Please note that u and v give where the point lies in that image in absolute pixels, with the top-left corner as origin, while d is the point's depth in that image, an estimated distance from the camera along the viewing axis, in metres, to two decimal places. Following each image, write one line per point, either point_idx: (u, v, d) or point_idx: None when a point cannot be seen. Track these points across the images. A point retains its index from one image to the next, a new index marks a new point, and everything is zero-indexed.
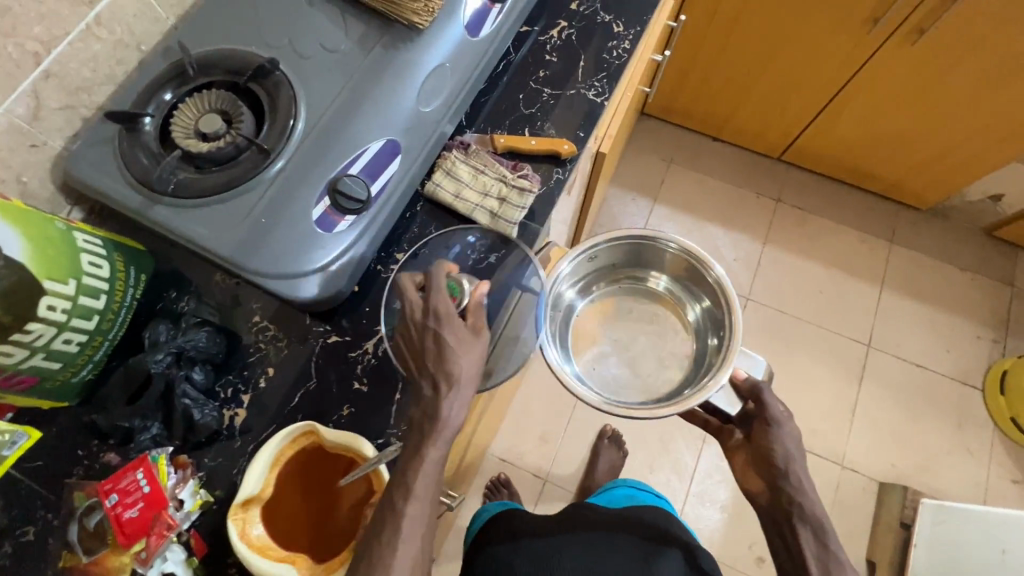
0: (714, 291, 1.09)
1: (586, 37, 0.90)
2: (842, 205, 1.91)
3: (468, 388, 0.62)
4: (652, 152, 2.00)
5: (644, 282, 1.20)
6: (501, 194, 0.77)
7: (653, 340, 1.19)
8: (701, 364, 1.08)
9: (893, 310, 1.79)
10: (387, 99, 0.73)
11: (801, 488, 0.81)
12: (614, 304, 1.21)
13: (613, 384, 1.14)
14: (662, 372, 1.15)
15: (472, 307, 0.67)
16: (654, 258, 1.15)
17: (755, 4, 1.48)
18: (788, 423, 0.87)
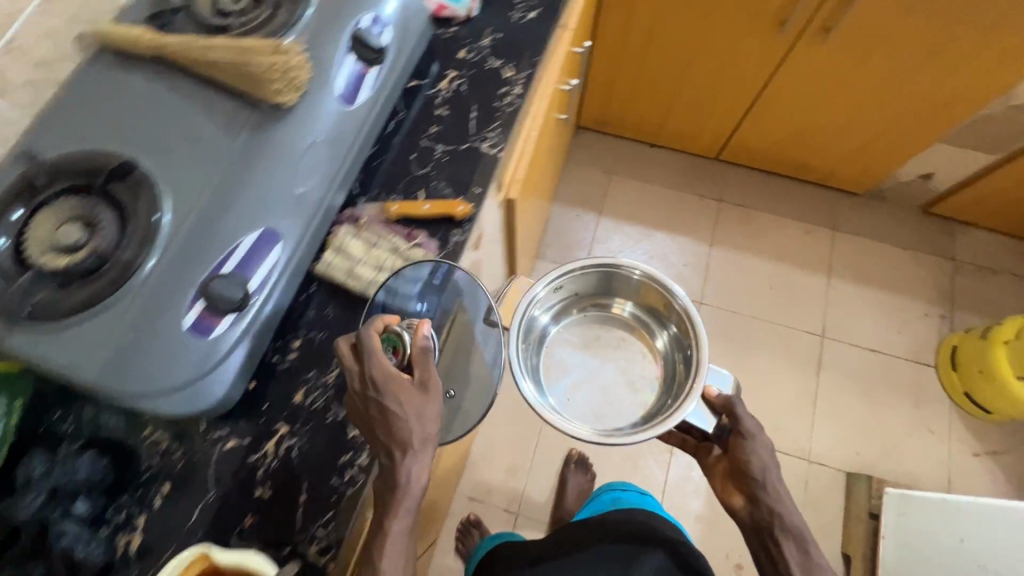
0: (679, 315, 1.06)
1: (476, 86, 0.88)
2: (783, 197, 1.93)
3: (425, 449, 0.63)
4: (592, 165, 1.99)
5: (610, 309, 1.19)
6: (394, 267, 0.74)
7: (624, 366, 1.18)
8: (672, 389, 1.06)
9: (842, 297, 1.81)
10: (261, 185, 0.69)
11: (779, 500, 0.83)
12: (582, 331, 1.20)
13: (586, 410, 1.14)
14: (632, 397, 1.15)
15: (417, 357, 0.65)
16: (617, 285, 1.13)
17: (666, 15, 1.47)
18: (762, 437, 0.87)
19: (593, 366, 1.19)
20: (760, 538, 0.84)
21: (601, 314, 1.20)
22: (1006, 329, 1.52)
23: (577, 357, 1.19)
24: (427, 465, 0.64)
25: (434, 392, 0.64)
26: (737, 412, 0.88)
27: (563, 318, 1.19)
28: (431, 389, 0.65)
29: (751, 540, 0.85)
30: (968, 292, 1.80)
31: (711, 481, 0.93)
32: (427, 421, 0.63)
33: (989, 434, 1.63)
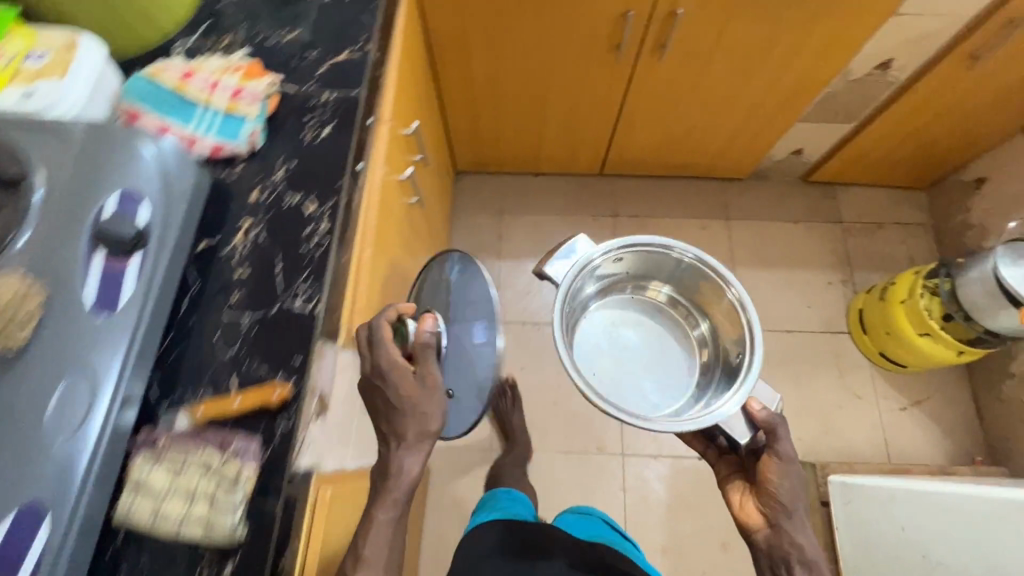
0: (727, 309, 1.07)
1: (277, 231, 0.77)
2: (675, 198, 1.93)
3: (420, 442, 0.68)
4: (481, 209, 1.92)
5: (649, 292, 1.22)
6: (207, 492, 0.62)
7: (660, 352, 1.22)
8: (713, 382, 1.10)
9: (751, 285, 1.82)
10: (3, 455, 0.56)
11: (799, 536, 0.82)
12: (623, 312, 1.23)
13: (622, 391, 1.17)
14: (662, 383, 1.19)
15: (418, 350, 0.72)
16: (659, 272, 1.16)
17: (504, 59, 1.40)
18: (796, 473, 0.85)
19: (626, 346, 1.22)
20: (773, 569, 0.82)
21: (637, 296, 1.23)
22: (904, 282, 1.55)
23: (618, 339, 1.22)
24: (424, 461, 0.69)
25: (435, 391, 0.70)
26: (774, 437, 0.87)
27: (607, 298, 1.22)
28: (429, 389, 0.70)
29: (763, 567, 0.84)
30: (862, 251, 1.86)
31: (729, 499, 0.93)
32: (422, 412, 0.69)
33: (910, 385, 1.68)
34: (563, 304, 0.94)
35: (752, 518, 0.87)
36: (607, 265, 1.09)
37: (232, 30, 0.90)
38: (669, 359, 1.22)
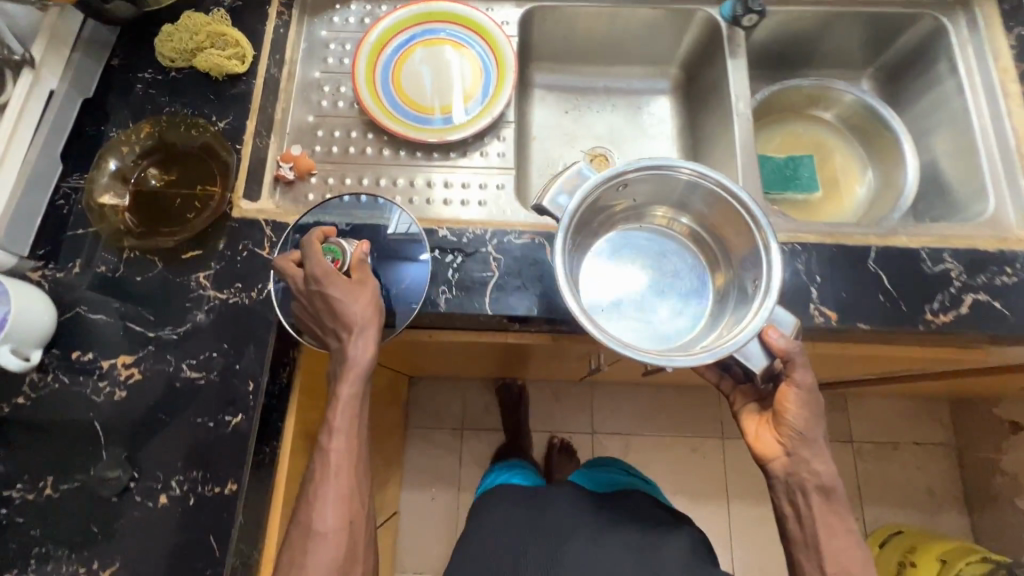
0: (746, 235, 0.76)
1: None
2: (662, 413, 1.66)
3: (370, 327, 0.66)
4: (438, 426, 1.64)
5: (652, 217, 0.88)
6: None
7: (671, 282, 0.85)
8: (735, 305, 0.78)
9: (749, 526, 1.58)
10: None
11: (818, 464, 0.71)
12: (623, 239, 0.88)
13: (627, 327, 0.81)
14: (678, 326, 0.82)
15: (357, 266, 0.69)
16: (661, 194, 0.83)
17: (443, 361, 1.08)
18: (820, 400, 0.70)
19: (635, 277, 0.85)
20: (791, 507, 0.72)
21: (642, 226, 0.88)
22: (927, 565, 1.36)
23: (621, 261, 0.86)
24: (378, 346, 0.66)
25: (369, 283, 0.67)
26: (791, 369, 0.68)
27: (608, 229, 0.87)
28: (370, 281, 0.68)
29: (782, 507, 0.73)
30: (873, 478, 1.62)
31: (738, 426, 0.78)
32: (356, 295, 0.66)
33: None
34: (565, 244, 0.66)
35: (767, 449, 0.73)
36: (609, 192, 0.78)
37: (17, 562, 0.63)
38: (687, 296, 0.85)
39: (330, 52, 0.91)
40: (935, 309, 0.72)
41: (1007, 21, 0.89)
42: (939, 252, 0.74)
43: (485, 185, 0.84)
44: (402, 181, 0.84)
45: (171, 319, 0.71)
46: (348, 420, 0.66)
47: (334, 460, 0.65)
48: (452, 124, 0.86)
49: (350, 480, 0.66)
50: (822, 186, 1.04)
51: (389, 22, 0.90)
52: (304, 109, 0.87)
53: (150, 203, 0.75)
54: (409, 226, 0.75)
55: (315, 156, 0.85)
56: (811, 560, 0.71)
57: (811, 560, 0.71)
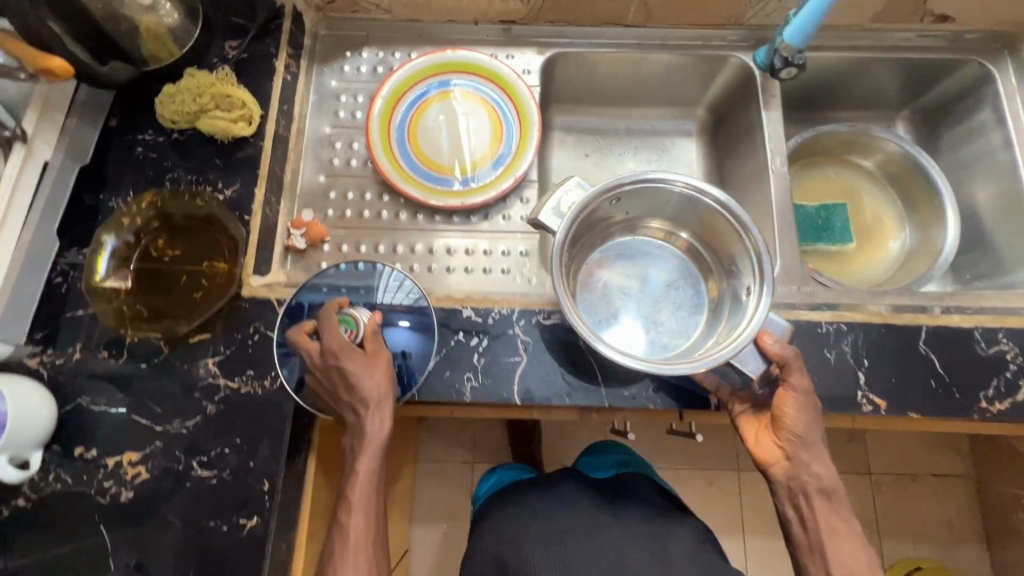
0: (733, 242, 0.80)
1: None
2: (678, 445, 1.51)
3: (385, 403, 0.62)
4: None
5: (648, 230, 0.91)
6: None
7: (666, 292, 0.89)
8: (728, 311, 0.81)
9: None
10: None
11: (818, 466, 0.67)
12: (619, 254, 0.91)
13: (624, 337, 0.85)
14: (676, 335, 0.86)
15: (371, 335, 0.66)
16: (657, 207, 0.86)
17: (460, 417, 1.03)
18: (817, 404, 0.67)
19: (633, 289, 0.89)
20: (792, 511, 0.68)
21: (639, 239, 0.91)
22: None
23: (619, 272, 0.90)
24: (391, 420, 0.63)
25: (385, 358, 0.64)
26: (789, 373, 0.65)
27: (604, 242, 0.91)
28: (383, 353, 0.65)
29: (783, 511, 0.69)
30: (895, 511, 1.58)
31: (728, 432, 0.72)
32: (370, 368, 0.62)
33: None
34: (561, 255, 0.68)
35: (767, 455, 0.68)
36: (602, 207, 0.81)
37: None
38: (684, 304, 0.88)
39: (340, 105, 0.86)
40: (990, 395, 0.68)
41: None
42: (993, 333, 0.70)
43: (507, 252, 0.80)
44: (420, 247, 0.80)
45: (179, 412, 0.66)
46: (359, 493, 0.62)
47: (353, 540, 0.61)
48: (473, 186, 0.81)
49: (369, 553, 0.61)
50: (856, 236, 1.00)
51: (404, 74, 0.85)
52: (315, 169, 0.82)
53: (155, 282, 0.70)
54: (415, 296, 0.71)
55: (327, 220, 0.80)
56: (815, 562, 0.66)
57: (814, 561, 0.67)
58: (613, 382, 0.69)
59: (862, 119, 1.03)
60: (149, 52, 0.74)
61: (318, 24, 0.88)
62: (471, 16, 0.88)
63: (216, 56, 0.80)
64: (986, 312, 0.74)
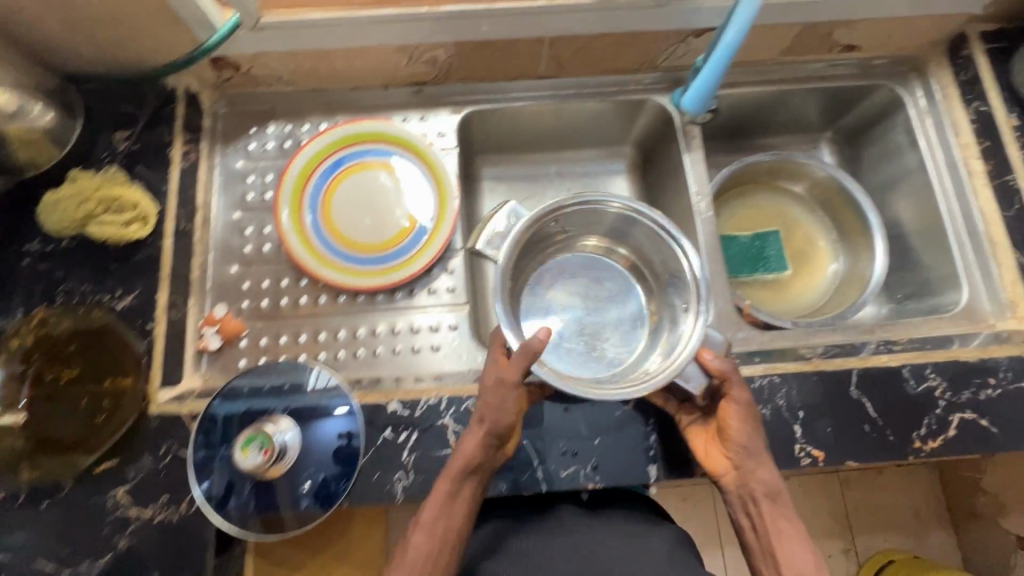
0: (671, 260, 0.78)
1: None
2: None
3: (479, 429, 0.62)
4: None
5: (585, 247, 0.89)
6: None
7: (609, 309, 0.88)
8: (667, 329, 0.80)
9: None
10: None
11: (764, 478, 0.62)
12: (564, 271, 0.89)
13: (569, 356, 0.83)
14: (617, 352, 0.84)
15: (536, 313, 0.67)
16: (593, 224, 0.85)
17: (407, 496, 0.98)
18: (759, 417, 0.63)
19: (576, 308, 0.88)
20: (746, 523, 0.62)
21: (578, 257, 0.90)
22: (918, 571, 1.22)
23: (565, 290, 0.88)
24: (491, 448, 0.62)
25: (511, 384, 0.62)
26: (731, 387, 0.62)
27: (547, 262, 0.89)
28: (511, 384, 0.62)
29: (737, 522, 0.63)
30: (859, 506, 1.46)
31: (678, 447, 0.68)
32: (508, 403, 0.62)
33: None
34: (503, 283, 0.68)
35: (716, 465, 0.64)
36: (544, 226, 0.80)
37: None
38: (627, 320, 0.87)
39: (248, 187, 0.82)
40: (923, 434, 0.68)
41: (965, 95, 0.85)
42: (921, 369, 0.70)
43: (435, 328, 0.77)
44: (344, 332, 0.76)
45: (88, 551, 0.62)
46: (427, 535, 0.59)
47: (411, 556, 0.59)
48: (393, 263, 0.78)
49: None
50: (791, 260, 1.01)
51: (315, 147, 0.81)
52: (226, 259, 0.78)
53: (49, 413, 0.63)
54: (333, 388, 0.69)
55: (243, 313, 0.76)
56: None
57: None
58: (549, 462, 0.67)
59: (786, 145, 1.04)
60: (25, 159, 0.70)
61: (217, 101, 0.83)
62: (378, 81, 0.84)
63: (105, 150, 0.75)
64: (914, 344, 0.74)
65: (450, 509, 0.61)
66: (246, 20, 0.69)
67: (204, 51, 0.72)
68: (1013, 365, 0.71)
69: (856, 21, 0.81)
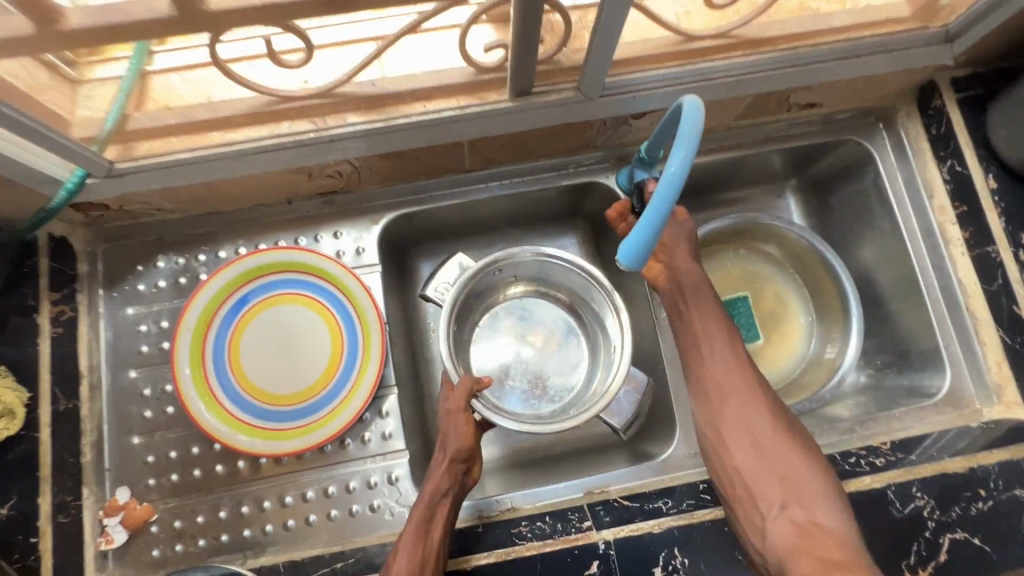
0: (597, 297, 0.75)
1: None
2: None
3: (443, 456, 0.63)
4: None
5: (510, 296, 0.81)
6: None
7: (544, 350, 0.80)
8: (603, 362, 0.76)
9: None
10: None
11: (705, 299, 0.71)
12: (498, 318, 0.81)
13: (513, 404, 0.77)
14: (556, 392, 0.78)
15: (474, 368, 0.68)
16: (519, 270, 0.78)
17: None
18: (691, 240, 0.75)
19: (511, 355, 0.80)
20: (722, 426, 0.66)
21: (501, 305, 0.81)
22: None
23: (504, 329, 0.81)
24: (449, 489, 0.62)
25: (461, 412, 0.64)
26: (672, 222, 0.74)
27: (485, 315, 0.80)
28: (461, 411, 0.64)
29: (712, 437, 0.66)
30: None
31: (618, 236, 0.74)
32: (462, 426, 0.64)
33: None
34: (449, 331, 0.68)
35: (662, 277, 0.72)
36: (485, 278, 0.75)
37: None
38: (564, 359, 0.80)
39: (141, 338, 0.71)
40: (913, 562, 0.62)
41: (938, 151, 0.76)
42: (906, 489, 0.65)
43: (372, 483, 0.69)
44: (269, 502, 0.67)
45: None
46: (410, 551, 0.57)
47: None
48: (316, 416, 0.68)
49: None
50: (762, 326, 0.91)
51: (212, 289, 0.70)
52: (124, 429, 0.68)
53: None
54: None
55: (150, 493, 0.67)
56: (756, 476, 0.62)
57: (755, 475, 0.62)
58: None
59: (753, 197, 0.92)
60: None
61: (93, 239, 0.72)
62: (281, 196, 0.73)
63: None
64: (900, 453, 0.68)
65: (426, 533, 0.59)
66: (95, 170, 0.60)
67: (52, 211, 0.61)
68: (1004, 471, 0.65)
69: (816, 85, 0.71)
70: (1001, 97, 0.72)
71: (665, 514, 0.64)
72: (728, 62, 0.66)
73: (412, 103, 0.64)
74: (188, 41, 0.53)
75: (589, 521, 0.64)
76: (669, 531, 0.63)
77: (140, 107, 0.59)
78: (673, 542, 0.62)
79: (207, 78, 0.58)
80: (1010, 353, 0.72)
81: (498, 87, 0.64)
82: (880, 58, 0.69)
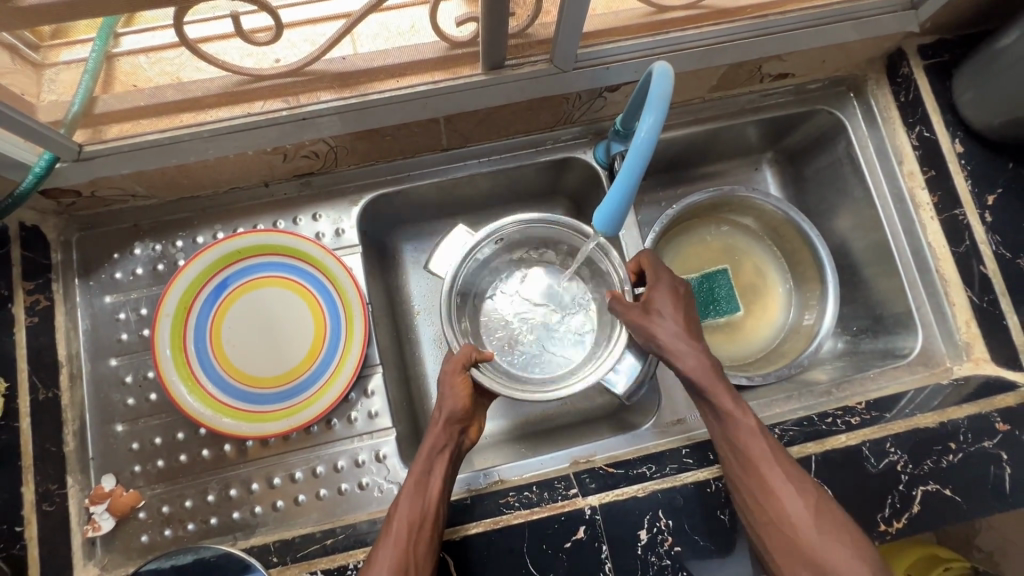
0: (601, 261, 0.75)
1: None
2: None
3: (442, 414, 0.63)
4: None
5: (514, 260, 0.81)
6: None
7: (548, 312, 0.79)
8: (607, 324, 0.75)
9: None
10: None
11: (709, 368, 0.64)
12: (505, 285, 0.81)
13: (519, 365, 0.76)
14: (559, 354, 0.77)
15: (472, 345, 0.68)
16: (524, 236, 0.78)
17: None
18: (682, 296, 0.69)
19: (516, 317, 0.79)
20: (777, 548, 0.56)
21: (507, 271, 0.81)
22: (921, 570, 0.83)
23: (508, 295, 0.80)
24: (446, 445, 0.61)
25: (454, 376, 0.65)
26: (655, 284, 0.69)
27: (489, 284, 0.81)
28: (457, 374, 0.65)
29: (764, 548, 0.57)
30: None
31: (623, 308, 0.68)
32: (457, 388, 0.64)
33: None
34: (449, 305, 0.70)
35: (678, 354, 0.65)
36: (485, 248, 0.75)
37: None
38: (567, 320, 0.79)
39: (120, 326, 0.70)
40: (887, 515, 0.64)
41: (907, 118, 0.78)
42: (880, 444, 0.67)
43: (360, 461, 0.69)
44: (257, 483, 0.68)
45: None
46: (409, 504, 0.56)
47: (394, 530, 0.54)
48: (301, 398, 0.69)
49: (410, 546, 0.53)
50: (742, 298, 0.92)
51: (193, 272, 0.69)
52: (107, 418, 0.68)
53: None
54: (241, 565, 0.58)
55: (136, 479, 0.67)
56: None
57: None
58: None
59: (729, 170, 0.93)
60: None
61: (66, 228, 0.70)
62: (257, 179, 0.73)
63: None
64: (874, 411, 0.71)
65: (425, 488, 0.58)
66: (65, 154, 0.59)
67: (20, 194, 0.60)
68: (973, 424, 0.67)
69: (787, 54, 0.72)
70: (967, 63, 0.74)
71: (648, 478, 0.65)
72: (698, 32, 0.67)
73: (385, 79, 0.64)
74: (155, 21, 0.50)
75: (575, 489, 0.65)
76: (653, 495, 0.64)
77: (107, 90, 0.57)
78: (657, 505, 0.63)
79: (175, 60, 0.55)
80: (979, 311, 0.74)
81: (471, 62, 0.64)
82: (849, 25, 0.70)
